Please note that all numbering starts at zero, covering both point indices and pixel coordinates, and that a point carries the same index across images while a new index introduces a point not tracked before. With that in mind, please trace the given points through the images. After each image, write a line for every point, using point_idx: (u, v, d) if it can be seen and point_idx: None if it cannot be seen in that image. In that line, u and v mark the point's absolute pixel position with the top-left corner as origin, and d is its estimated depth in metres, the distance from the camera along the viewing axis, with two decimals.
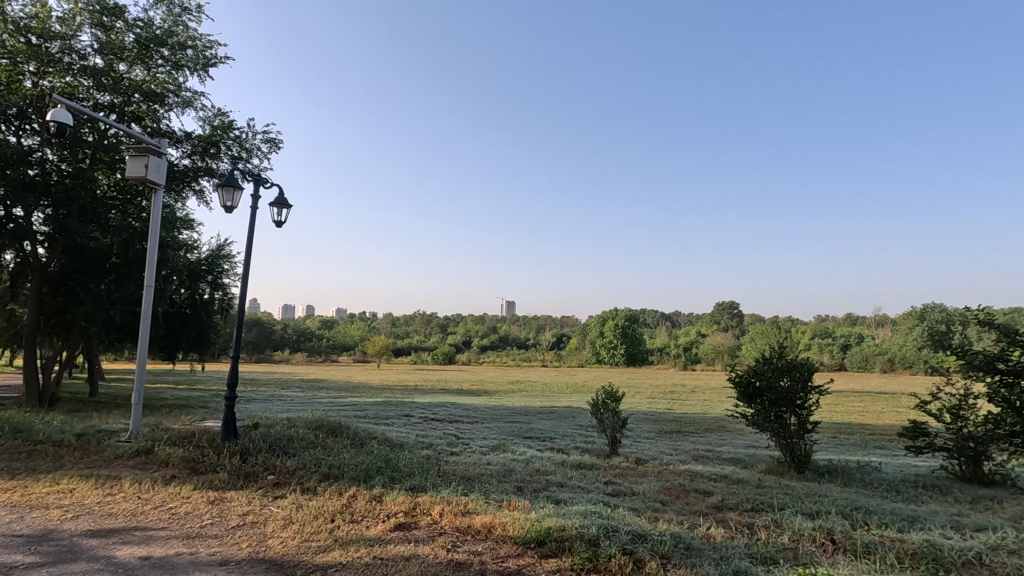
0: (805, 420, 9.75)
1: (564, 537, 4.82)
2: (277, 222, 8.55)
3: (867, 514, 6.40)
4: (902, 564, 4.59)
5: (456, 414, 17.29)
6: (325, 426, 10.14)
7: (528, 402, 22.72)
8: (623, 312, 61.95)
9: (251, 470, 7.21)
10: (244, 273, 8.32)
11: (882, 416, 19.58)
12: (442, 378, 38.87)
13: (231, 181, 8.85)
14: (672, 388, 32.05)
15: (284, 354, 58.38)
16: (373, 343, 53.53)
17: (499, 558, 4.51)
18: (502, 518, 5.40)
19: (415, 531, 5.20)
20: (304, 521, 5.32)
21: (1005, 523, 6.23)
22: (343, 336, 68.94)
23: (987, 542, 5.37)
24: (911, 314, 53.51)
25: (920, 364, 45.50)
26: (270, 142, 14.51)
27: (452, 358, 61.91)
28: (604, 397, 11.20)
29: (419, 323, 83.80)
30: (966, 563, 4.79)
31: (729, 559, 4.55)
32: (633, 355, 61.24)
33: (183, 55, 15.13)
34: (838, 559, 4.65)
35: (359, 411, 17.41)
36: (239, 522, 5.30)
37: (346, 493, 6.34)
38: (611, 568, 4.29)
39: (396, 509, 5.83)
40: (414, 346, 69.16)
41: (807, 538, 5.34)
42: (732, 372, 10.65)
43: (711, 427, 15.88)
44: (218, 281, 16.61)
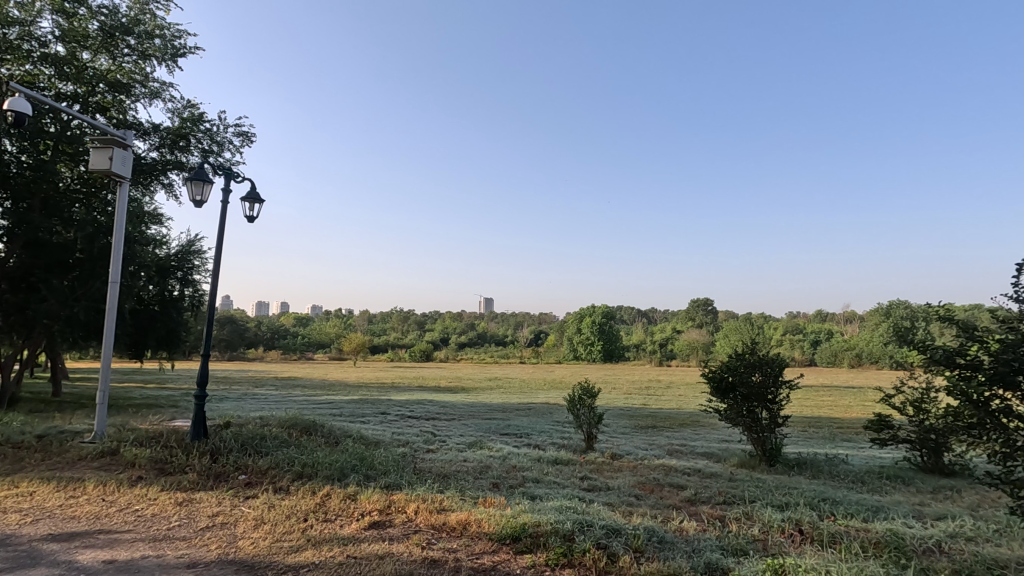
0: (776, 414, 9.96)
1: (538, 533, 4.85)
2: (248, 217, 8.35)
3: (834, 505, 6.59)
4: (866, 553, 4.73)
5: (433, 411, 17.20)
6: (299, 424, 9.97)
7: (506, 399, 22.71)
8: (600, 309, 62.56)
9: (222, 470, 7.07)
10: (215, 268, 8.12)
11: (849, 410, 20.16)
12: (419, 375, 38.66)
13: (201, 175, 8.61)
14: (648, 383, 32.49)
15: (257, 352, 57.38)
16: (349, 340, 52.84)
17: (474, 555, 4.52)
18: (478, 514, 5.41)
19: (390, 529, 5.16)
20: (276, 521, 5.22)
21: (963, 512, 6.48)
22: (318, 334, 67.98)
23: (947, 530, 5.57)
24: (877, 311, 55.18)
25: (886, 360, 46.85)
26: (242, 136, 14.16)
27: (430, 355, 61.60)
28: (581, 393, 11.26)
29: (397, 321, 83.15)
30: (927, 550, 4.97)
31: (700, 552, 4.63)
32: (610, 351, 61.75)
33: (151, 45, 14.64)
34: (805, 550, 4.76)
35: (335, 409, 17.16)
36: (208, 523, 5.19)
37: (319, 492, 6.24)
38: (585, 563, 4.34)
39: (371, 507, 5.76)
40: (391, 343, 68.58)
41: (776, 529, 5.46)
42: (706, 368, 10.81)
43: (686, 422, 16.11)
44: (188, 277, 16.19)
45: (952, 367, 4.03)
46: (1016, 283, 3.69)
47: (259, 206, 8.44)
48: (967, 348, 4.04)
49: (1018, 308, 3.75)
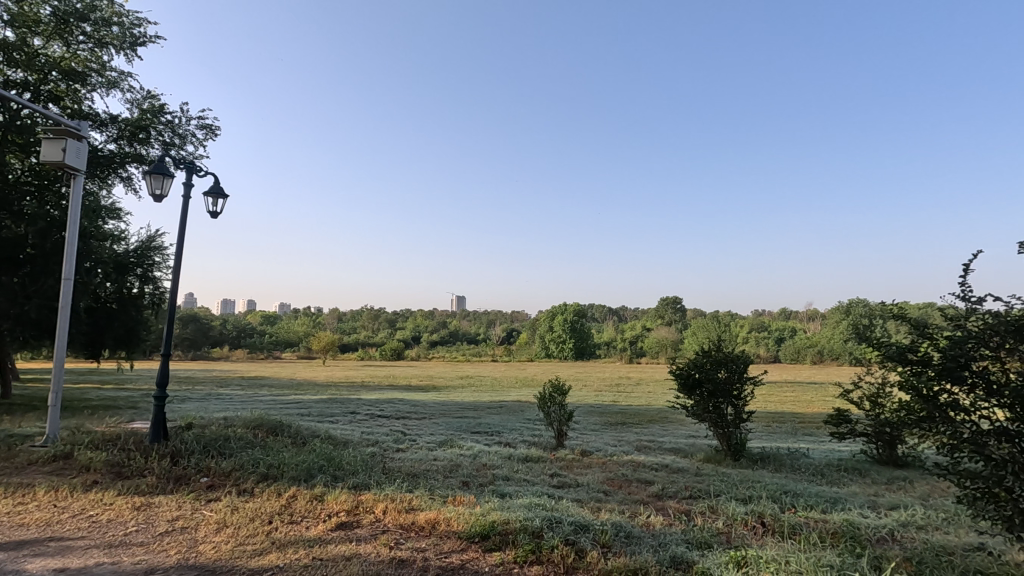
0: (741, 410, 10.20)
1: (507, 531, 4.86)
2: (211, 212, 8.12)
3: (794, 497, 6.79)
4: (824, 543, 4.89)
5: (404, 410, 17.05)
6: (264, 425, 9.76)
7: (477, 397, 22.68)
8: (571, 307, 62.96)
9: (182, 473, 6.87)
10: (175, 265, 7.88)
11: (811, 405, 20.79)
12: (390, 374, 38.23)
13: (161, 169, 8.32)
14: (618, 381, 32.78)
15: (222, 352, 55.90)
16: (318, 338, 51.78)
17: (443, 554, 4.49)
18: (446, 513, 5.39)
19: (357, 529, 5.10)
20: (240, 524, 5.10)
21: (914, 501, 6.76)
22: (286, 332, 66.55)
23: (900, 520, 5.81)
24: (837, 309, 57.15)
25: (845, 356, 48.45)
26: (205, 128, 13.73)
27: (401, 354, 60.95)
28: (551, 391, 11.33)
29: (367, 319, 82.13)
30: (880, 539, 5.18)
31: (666, 545, 4.71)
32: (581, 349, 62.29)
33: (107, 32, 14.07)
34: (766, 541, 4.91)
35: (302, 409, 16.84)
36: (167, 527, 5.04)
37: (285, 494, 6.13)
38: (554, 559, 4.36)
39: (338, 508, 5.69)
40: (362, 341, 67.71)
41: (739, 522, 5.60)
42: (674, 365, 11.00)
43: (654, 418, 16.38)
44: (148, 274, 15.63)
45: (905, 362, 4.21)
46: (963, 282, 3.83)
47: (223, 201, 8.22)
48: (918, 345, 4.21)
49: (965, 306, 3.92)
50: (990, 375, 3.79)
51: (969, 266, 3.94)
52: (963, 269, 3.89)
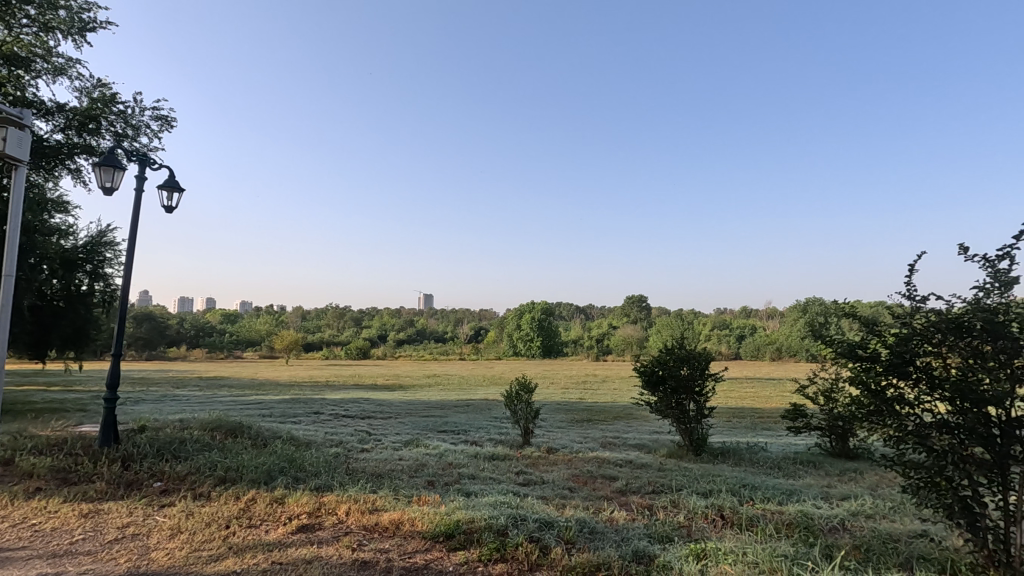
0: (702, 406, 10.44)
1: (472, 529, 4.85)
2: (167, 207, 7.81)
3: (752, 490, 6.99)
4: (779, 534, 5.06)
5: (369, 410, 16.83)
6: (223, 426, 9.47)
7: (444, 396, 22.54)
8: (539, 306, 63.27)
9: (134, 477, 6.60)
10: (127, 262, 7.55)
11: (769, 401, 21.44)
12: (355, 373, 37.61)
13: (112, 160, 7.97)
14: (585, 379, 33.13)
15: (179, 352, 54.06)
16: (281, 338, 50.51)
17: (406, 554, 4.45)
18: (411, 513, 5.35)
19: (319, 532, 5.00)
20: (196, 530, 4.93)
21: (864, 492, 7.05)
22: (247, 331, 64.79)
23: (850, 509, 6.06)
24: (795, 307, 59.17)
25: (802, 353, 50.25)
26: (160, 119, 13.20)
27: (367, 352, 60.09)
28: (517, 389, 11.37)
29: (332, 318, 80.70)
30: (832, 528, 5.39)
31: (629, 540, 4.78)
32: (549, 347, 62.69)
33: (54, 16, 13.40)
34: (724, 533, 5.04)
35: (263, 409, 16.42)
36: (117, 535, 4.83)
37: (243, 497, 5.97)
38: (518, 556, 4.37)
39: (299, 510, 5.57)
40: (326, 340, 66.48)
41: (700, 515, 5.73)
42: (637, 363, 11.18)
43: (619, 415, 16.62)
44: (98, 270, 14.78)
45: (854, 358, 4.35)
46: (908, 281, 4.02)
47: (178, 195, 7.92)
48: (868, 342, 4.37)
49: (910, 305, 4.12)
50: (933, 371, 3.98)
51: (914, 267, 4.12)
52: (908, 269, 4.08)
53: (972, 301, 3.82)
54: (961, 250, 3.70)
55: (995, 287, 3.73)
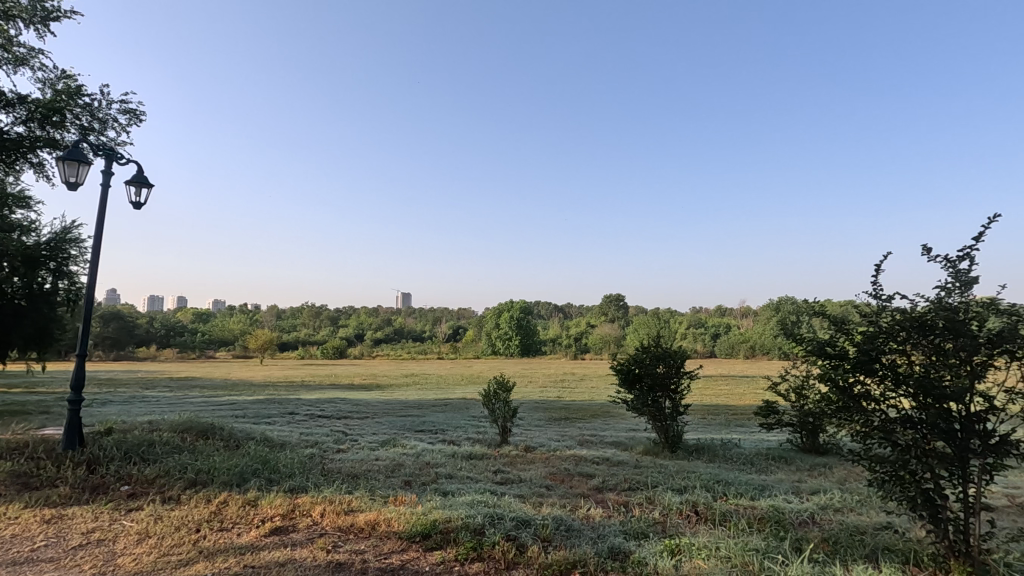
0: (678, 403, 10.57)
1: (448, 529, 4.83)
2: (135, 203, 7.59)
3: (726, 486, 7.11)
4: (751, 528, 5.16)
5: (345, 410, 16.63)
6: (194, 428, 9.26)
7: (422, 395, 22.38)
8: (518, 305, 63.31)
9: (100, 481, 6.41)
10: (93, 259, 7.32)
11: (742, 398, 21.84)
12: (331, 373, 37.16)
13: (76, 155, 7.72)
14: (563, 377, 33.30)
15: (148, 352, 52.69)
16: (255, 337, 49.59)
17: (383, 555, 4.42)
18: (387, 513, 5.31)
19: (293, 534, 4.92)
20: (165, 534, 4.82)
21: (833, 486, 7.23)
22: (220, 330, 63.47)
23: (819, 503, 6.20)
24: (768, 306, 60.34)
25: (775, 351, 51.28)
26: (128, 112, 12.82)
27: (343, 352, 59.42)
28: (495, 388, 11.37)
29: (308, 317, 79.57)
30: (802, 521, 5.52)
31: (605, 537, 4.82)
32: (527, 346, 62.79)
33: (14, 5, 12.92)
34: (698, 529, 5.12)
35: (236, 410, 16.10)
36: (81, 541, 4.69)
37: (214, 500, 5.84)
38: (495, 556, 4.36)
39: (272, 512, 5.48)
40: (302, 339, 65.50)
41: (675, 511, 5.81)
42: (614, 361, 11.29)
43: (597, 413, 16.75)
44: (62, 268, 14.27)
45: (824, 356, 4.45)
46: (875, 281, 4.12)
47: (147, 191, 7.70)
48: (836, 340, 4.46)
49: (876, 303, 4.22)
50: (898, 368, 4.09)
51: (880, 266, 4.23)
52: (874, 269, 4.18)
53: (935, 300, 3.94)
54: (924, 250, 3.81)
55: (956, 286, 3.86)
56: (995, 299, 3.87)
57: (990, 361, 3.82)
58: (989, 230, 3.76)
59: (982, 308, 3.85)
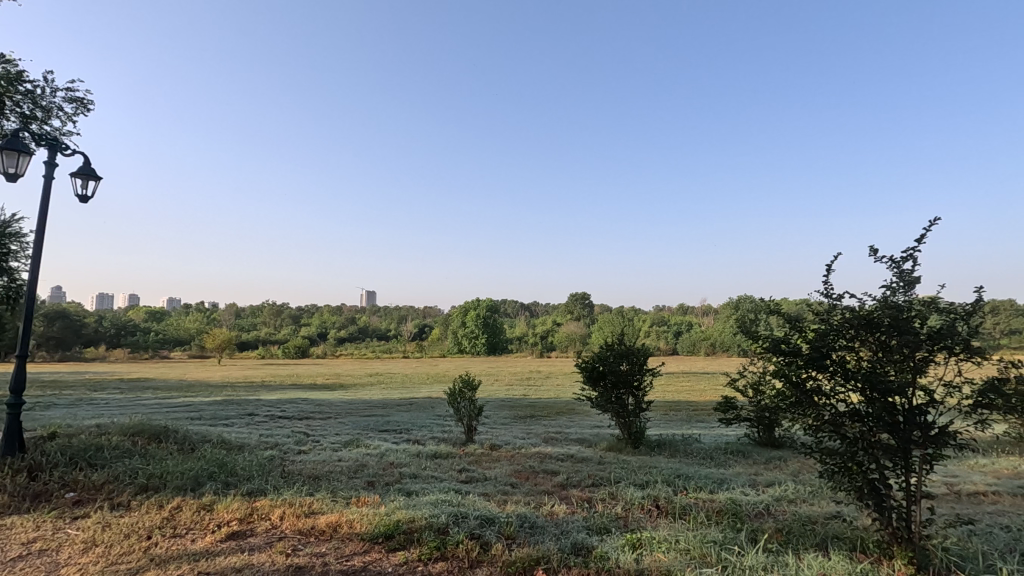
0: (641, 400, 10.76)
1: (412, 529, 4.80)
2: (81, 196, 7.24)
3: (686, 480, 7.29)
4: (709, 521, 5.30)
5: (307, 410, 16.28)
6: (146, 430, 8.89)
7: (387, 394, 22.12)
8: (484, 303, 63.28)
9: (42, 489, 6.09)
10: (34, 255, 6.94)
11: (703, 394, 22.38)
12: (293, 373, 36.29)
13: (17, 144, 7.29)
14: (529, 375, 33.42)
15: (97, 352, 50.37)
16: (213, 336, 47.94)
17: (344, 557, 4.35)
18: (349, 515, 5.23)
19: (251, 538, 4.80)
20: (113, 542, 4.61)
21: (787, 478, 7.51)
22: (175, 329, 61.17)
23: (774, 495, 6.43)
24: (728, 305, 62.15)
25: (734, 348, 52.85)
26: (74, 100, 12.20)
27: (306, 351, 58.13)
28: (461, 386, 11.33)
29: (268, 315, 77.55)
30: (758, 513, 5.70)
31: (568, 533, 4.88)
32: (494, 344, 62.83)
33: None
34: (659, 522, 5.23)
35: (191, 412, 15.54)
36: (21, 552, 4.45)
37: (167, 505, 5.64)
38: (458, 554, 4.36)
39: (229, 517, 5.32)
40: (262, 338, 63.76)
41: (637, 506, 5.92)
42: (580, 359, 11.41)
43: (562, 410, 16.91)
44: (2, 264, 13.47)
45: (779, 353, 4.60)
46: (826, 280, 4.28)
47: (94, 183, 7.36)
48: (790, 337, 4.61)
49: (828, 302, 4.39)
50: (847, 364, 4.26)
51: (831, 266, 4.40)
52: (826, 269, 4.35)
53: (881, 299, 4.13)
54: (871, 252, 3.98)
55: (900, 286, 4.05)
56: (935, 297, 4.09)
57: (930, 356, 4.03)
58: (930, 232, 3.96)
59: (923, 307, 4.07)
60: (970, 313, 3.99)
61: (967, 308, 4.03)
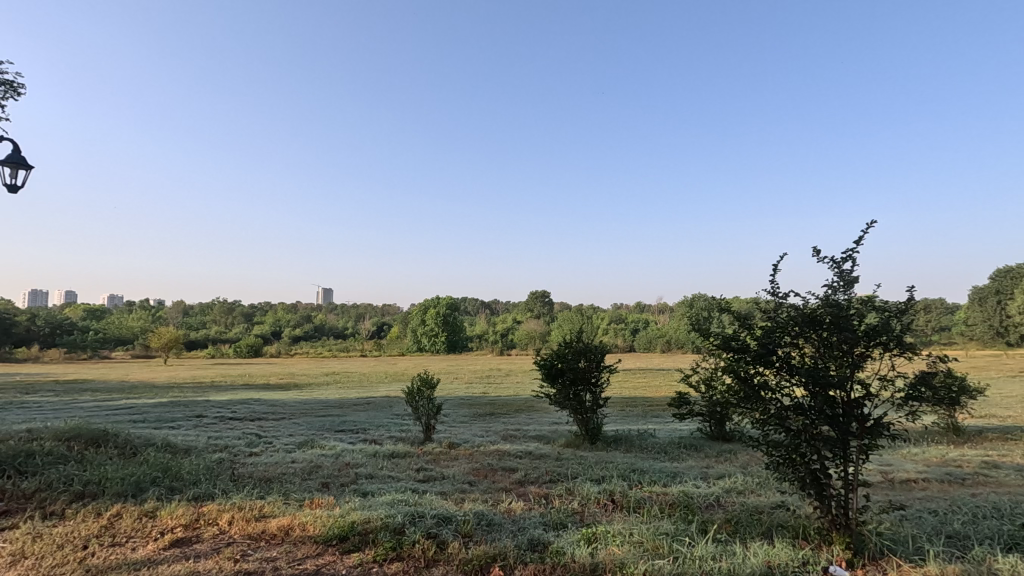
0: (598, 396, 10.92)
1: (367, 530, 4.73)
2: (10, 186, 6.76)
3: (641, 474, 7.45)
4: (662, 513, 5.44)
5: (259, 411, 15.77)
6: (83, 435, 8.40)
7: (343, 394, 21.68)
8: (444, 300, 62.83)
9: None
10: None
11: (658, 390, 22.88)
12: (245, 372, 35.10)
13: None
14: (489, 374, 33.34)
15: (30, 352, 47.34)
16: (158, 335, 45.69)
17: (296, 561, 4.24)
18: (302, 518, 5.11)
19: (196, 545, 4.61)
20: (44, 553, 4.36)
21: (737, 470, 7.79)
22: (117, 328, 58.09)
23: (724, 487, 6.66)
24: (683, 303, 63.87)
25: (689, 345, 54.32)
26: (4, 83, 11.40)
27: (259, 351, 56.29)
28: (419, 384, 11.21)
29: (219, 313, 74.71)
30: (708, 505, 5.90)
31: (525, 530, 4.91)
32: (454, 342, 62.55)
33: None
34: (614, 516, 5.33)
35: (134, 415, 14.80)
36: None
37: (106, 513, 5.36)
38: (415, 554, 4.32)
39: (174, 523, 5.10)
40: (212, 337, 61.34)
41: (593, 501, 6.02)
42: (539, 356, 11.49)
43: (521, 408, 17.00)
44: None
45: (729, 349, 4.75)
46: (773, 280, 4.44)
47: (24, 172, 6.88)
48: (739, 334, 4.76)
49: (775, 300, 4.56)
50: (792, 360, 4.44)
51: (777, 266, 4.56)
52: (772, 269, 4.50)
53: (823, 298, 4.31)
54: (814, 252, 4.16)
55: (841, 285, 4.25)
56: (872, 296, 4.31)
57: (867, 352, 4.25)
58: (867, 235, 4.16)
59: (861, 305, 4.29)
60: (902, 310, 4.24)
61: (900, 306, 4.27)
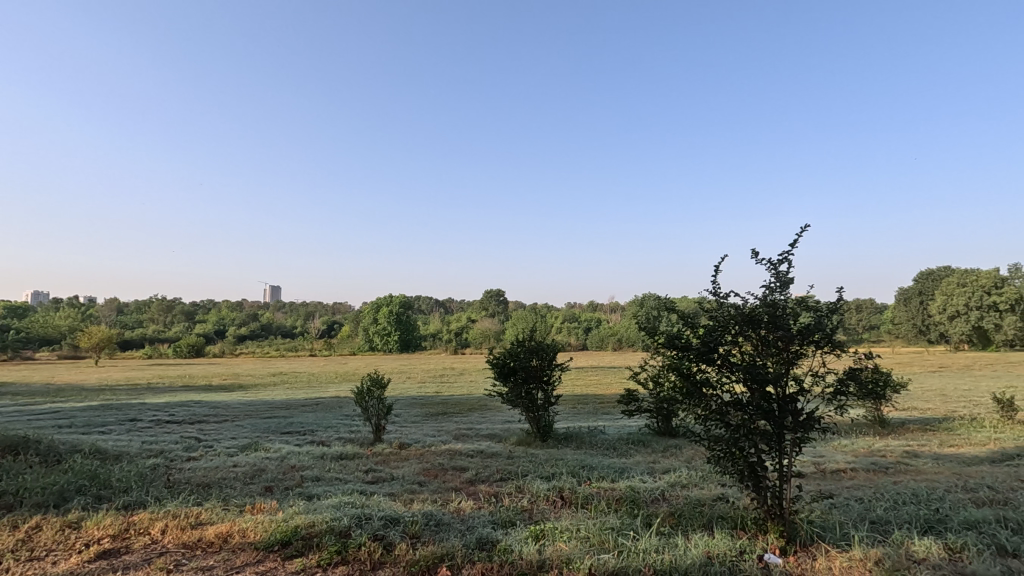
0: (550, 394, 11.02)
1: (311, 534, 4.60)
2: None
3: (590, 471, 7.57)
4: (609, 509, 5.53)
5: (200, 413, 15.08)
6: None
7: (291, 395, 21.02)
8: (397, 299, 61.92)
9: None
10: None
11: (609, 388, 23.30)
12: (185, 373, 33.53)
13: None
14: (442, 373, 33.04)
15: None
16: (88, 335, 42.88)
17: (234, 568, 4.09)
18: (242, 523, 4.92)
19: (126, 556, 4.37)
20: None
21: (682, 465, 8.02)
22: (41, 326, 54.17)
23: (669, 481, 6.85)
24: (634, 302, 65.33)
25: (639, 343, 55.65)
26: None
27: (201, 351, 53.83)
28: (369, 385, 10.98)
29: (157, 310, 71.01)
30: (653, 499, 6.05)
31: (473, 529, 4.90)
32: (407, 341, 61.70)
33: None
34: (562, 513, 5.40)
35: (60, 419, 13.89)
36: None
37: (24, 525, 4.99)
38: (360, 557, 4.24)
39: (100, 534, 4.81)
40: (149, 337, 58.19)
41: (542, 498, 6.06)
42: (491, 355, 11.48)
43: (474, 408, 16.94)
44: None
45: (672, 347, 4.86)
46: (714, 280, 4.58)
47: None
48: (683, 333, 4.87)
49: (716, 300, 4.71)
50: (731, 357, 4.61)
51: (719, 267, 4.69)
52: (714, 270, 4.64)
53: (762, 299, 4.48)
54: (753, 253, 4.34)
55: (777, 286, 4.43)
56: (806, 297, 4.51)
57: (801, 350, 4.47)
58: (803, 237, 4.35)
59: (796, 305, 4.49)
60: (833, 310, 4.46)
61: (831, 306, 4.49)
